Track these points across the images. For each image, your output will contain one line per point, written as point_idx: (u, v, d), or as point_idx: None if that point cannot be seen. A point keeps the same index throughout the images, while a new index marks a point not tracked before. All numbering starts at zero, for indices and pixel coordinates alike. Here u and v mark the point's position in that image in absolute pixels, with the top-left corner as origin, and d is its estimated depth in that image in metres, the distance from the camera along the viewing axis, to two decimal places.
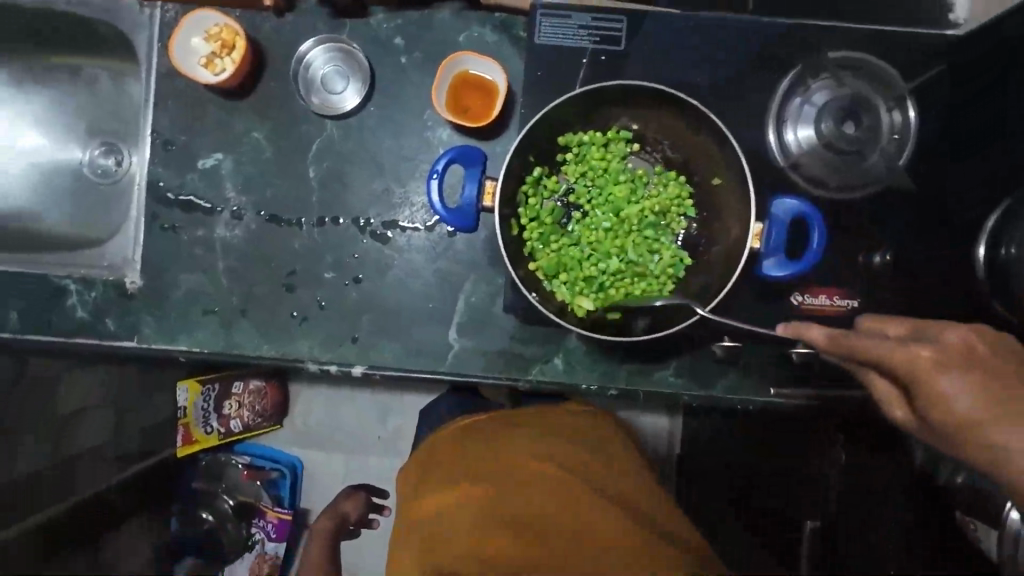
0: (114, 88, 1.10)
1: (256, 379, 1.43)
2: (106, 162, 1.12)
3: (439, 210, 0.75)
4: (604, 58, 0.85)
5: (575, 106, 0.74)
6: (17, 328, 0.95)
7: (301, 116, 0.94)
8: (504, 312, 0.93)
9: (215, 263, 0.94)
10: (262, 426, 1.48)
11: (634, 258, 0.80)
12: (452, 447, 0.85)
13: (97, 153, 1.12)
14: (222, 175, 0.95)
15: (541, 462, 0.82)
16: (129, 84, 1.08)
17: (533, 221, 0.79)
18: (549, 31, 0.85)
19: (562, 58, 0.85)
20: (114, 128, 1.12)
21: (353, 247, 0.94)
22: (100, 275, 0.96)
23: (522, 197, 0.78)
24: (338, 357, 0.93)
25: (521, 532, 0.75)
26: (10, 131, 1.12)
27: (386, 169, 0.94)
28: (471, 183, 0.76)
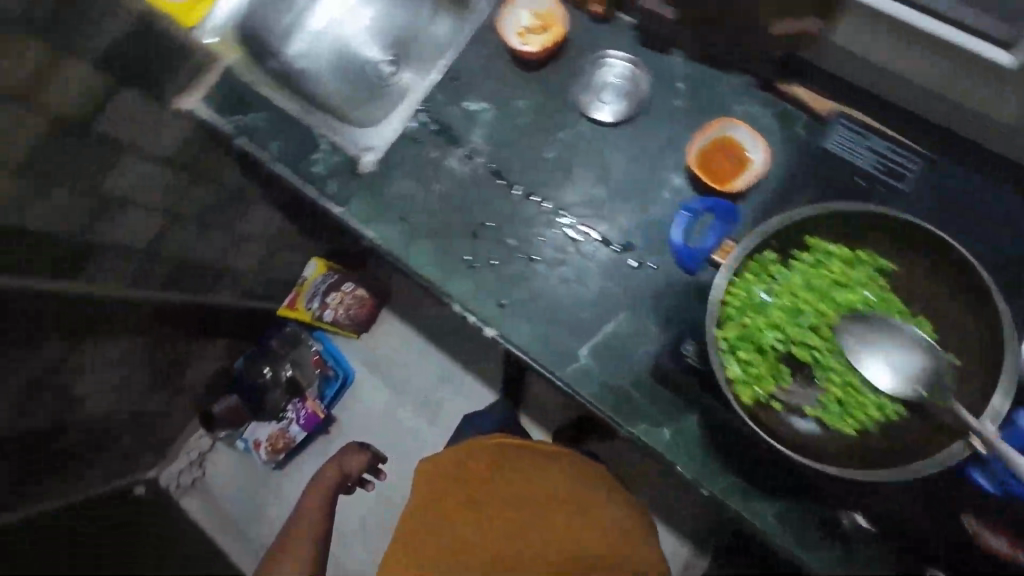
0: (430, 25, 1.32)
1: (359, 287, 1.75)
2: (389, 73, 1.34)
3: (676, 244, 0.90)
4: (878, 188, 0.89)
5: (831, 219, 0.79)
6: (270, 156, 1.15)
7: (565, 105, 1.03)
8: (640, 357, 0.93)
9: (431, 184, 1.06)
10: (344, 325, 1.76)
11: (829, 377, 0.75)
12: (490, 466, 1.08)
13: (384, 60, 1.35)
14: (477, 120, 1.06)
15: (560, 511, 1.06)
16: (443, 28, 1.30)
17: (744, 292, 0.78)
18: (840, 140, 0.92)
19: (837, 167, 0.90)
20: (407, 48, 1.34)
21: (546, 231, 1.00)
22: (347, 147, 1.11)
23: (744, 266, 0.79)
24: (482, 311, 1.00)
25: (526, 558, 1.02)
26: (339, 15, 1.38)
27: (610, 183, 1.00)
28: (713, 237, 0.90)
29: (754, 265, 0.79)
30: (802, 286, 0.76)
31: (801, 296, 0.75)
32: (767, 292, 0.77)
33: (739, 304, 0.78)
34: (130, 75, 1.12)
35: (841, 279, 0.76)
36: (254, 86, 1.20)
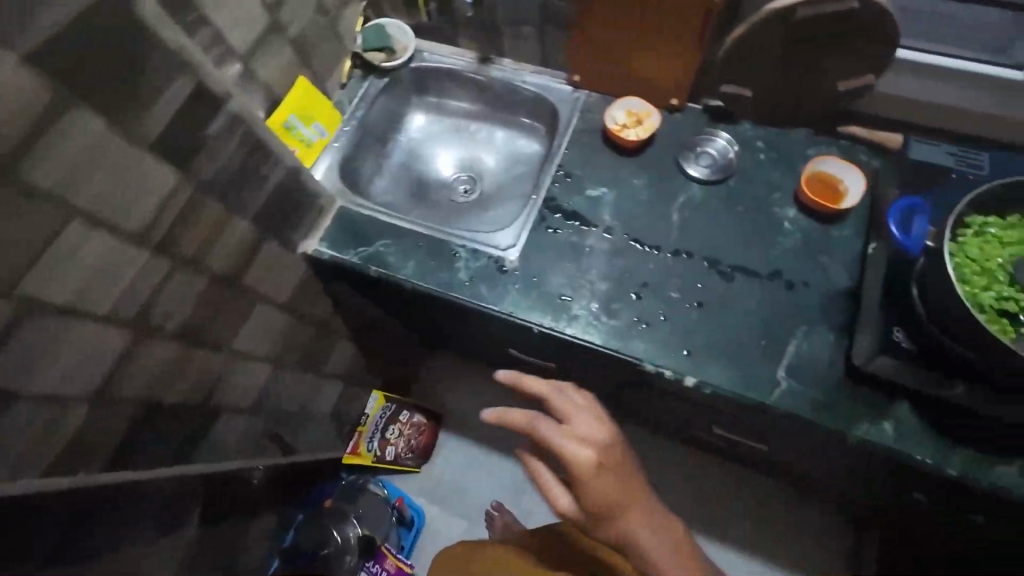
0: (501, 147, 1.55)
1: (416, 419, 2.03)
2: (464, 188, 1.54)
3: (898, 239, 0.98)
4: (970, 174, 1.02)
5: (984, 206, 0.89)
6: (410, 274, 1.20)
7: (673, 176, 1.22)
8: (835, 364, 1.02)
9: (580, 262, 1.16)
10: (408, 460, 1.99)
11: None
12: None
13: (459, 176, 1.56)
14: (602, 204, 1.21)
15: None
16: (514, 148, 1.53)
17: (978, 293, 0.82)
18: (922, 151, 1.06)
19: (932, 174, 1.03)
20: (477, 163, 1.56)
21: (700, 278, 1.13)
22: (487, 252, 1.20)
23: (959, 274, 0.83)
24: (673, 364, 1.05)
25: None
26: (410, 142, 1.56)
27: (741, 228, 1.16)
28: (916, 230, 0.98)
29: (963, 268, 0.84)
30: (998, 274, 0.82)
31: (1010, 273, 0.82)
32: (1010, 253, 0.83)
33: (980, 305, 0.82)
34: (276, 228, 1.13)
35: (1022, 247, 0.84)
36: (374, 218, 1.28)
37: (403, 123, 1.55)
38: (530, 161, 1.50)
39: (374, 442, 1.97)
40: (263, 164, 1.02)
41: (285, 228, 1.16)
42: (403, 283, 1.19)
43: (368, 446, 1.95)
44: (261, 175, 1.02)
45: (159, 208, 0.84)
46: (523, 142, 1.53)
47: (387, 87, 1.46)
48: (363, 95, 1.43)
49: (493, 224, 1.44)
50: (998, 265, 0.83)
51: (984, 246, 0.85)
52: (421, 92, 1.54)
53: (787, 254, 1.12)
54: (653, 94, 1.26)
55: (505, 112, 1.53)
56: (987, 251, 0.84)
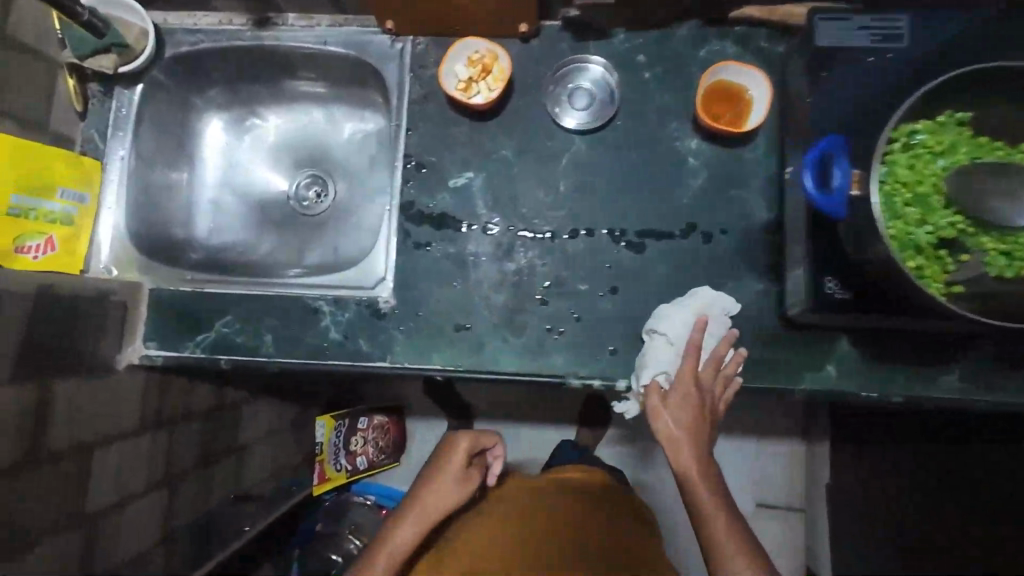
0: (337, 129, 1.21)
1: (379, 418, 1.65)
2: (309, 194, 1.23)
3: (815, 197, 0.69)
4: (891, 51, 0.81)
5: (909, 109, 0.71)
6: (270, 352, 0.96)
7: (548, 132, 0.96)
8: (769, 316, 0.91)
9: (466, 277, 0.95)
10: (384, 462, 1.67)
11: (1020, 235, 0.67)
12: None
13: (302, 184, 1.23)
14: (473, 193, 0.96)
15: None
16: (353, 126, 1.20)
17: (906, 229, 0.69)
18: (830, 31, 0.83)
19: (847, 58, 0.82)
20: (318, 161, 1.23)
21: (607, 257, 0.94)
22: (353, 296, 0.96)
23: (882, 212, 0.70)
24: (599, 370, 0.92)
25: None
26: (215, 152, 1.18)
27: (642, 178, 0.95)
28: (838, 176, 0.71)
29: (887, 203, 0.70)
30: (928, 199, 0.68)
31: (942, 196, 0.68)
32: (945, 165, 0.69)
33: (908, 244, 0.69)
34: (65, 367, 0.84)
35: (957, 154, 0.69)
36: (199, 292, 0.99)
37: (199, 137, 1.16)
38: (377, 143, 1.18)
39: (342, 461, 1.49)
40: None
41: (80, 356, 0.87)
42: (266, 366, 0.96)
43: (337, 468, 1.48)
44: None
45: None
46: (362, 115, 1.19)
47: (146, 99, 1.06)
48: (117, 122, 1.05)
49: (362, 238, 1.17)
50: (927, 189, 0.68)
51: (912, 166, 0.69)
52: (202, 86, 1.13)
53: (698, 197, 0.94)
54: (495, 24, 0.94)
55: (308, 86, 1.17)
56: (915, 173, 0.69)
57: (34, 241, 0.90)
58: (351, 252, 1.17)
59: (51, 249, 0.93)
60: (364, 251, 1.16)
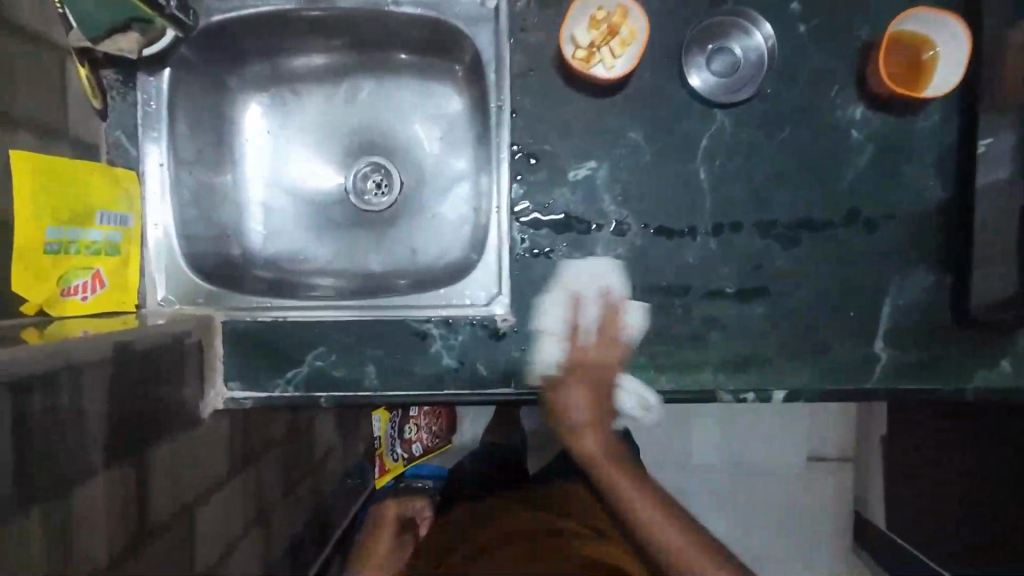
0: (401, 108, 1.02)
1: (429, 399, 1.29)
2: (370, 186, 1.05)
3: None
4: None
5: None
6: (374, 384, 0.84)
7: (685, 108, 0.80)
8: (941, 311, 0.81)
9: (596, 286, 0.82)
10: (440, 445, 1.33)
11: None
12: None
13: (360, 176, 1.05)
14: (598, 186, 0.82)
15: None
16: (421, 104, 1.02)
17: None
18: None
19: None
20: (376, 148, 1.05)
21: (756, 253, 0.82)
22: (464, 316, 0.83)
23: None
24: (751, 383, 0.83)
25: None
26: (256, 143, 0.99)
27: (797, 160, 0.81)
28: None
29: None
30: None
31: None
32: None
33: None
34: (153, 429, 0.72)
35: None
36: (279, 321, 0.85)
37: (238, 130, 0.97)
38: (452, 124, 1.01)
39: (398, 450, 1.29)
40: (61, 399, 0.57)
41: (167, 415, 0.75)
42: (371, 402, 0.84)
43: (394, 458, 1.29)
44: (73, 412, 0.59)
45: None
46: (431, 90, 1.00)
47: (174, 88, 0.88)
48: (147, 121, 0.86)
49: (445, 238, 1.02)
50: None
51: None
52: (237, 65, 0.94)
53: (863, 179, 0.81)
54: None
55: (323, 55, 0.98)
56: None
57: (79, 280, 0.75)
58: (433, 254, 1.02)
59: (100, 286, 0.78)
60: (450, 253, 1.01)
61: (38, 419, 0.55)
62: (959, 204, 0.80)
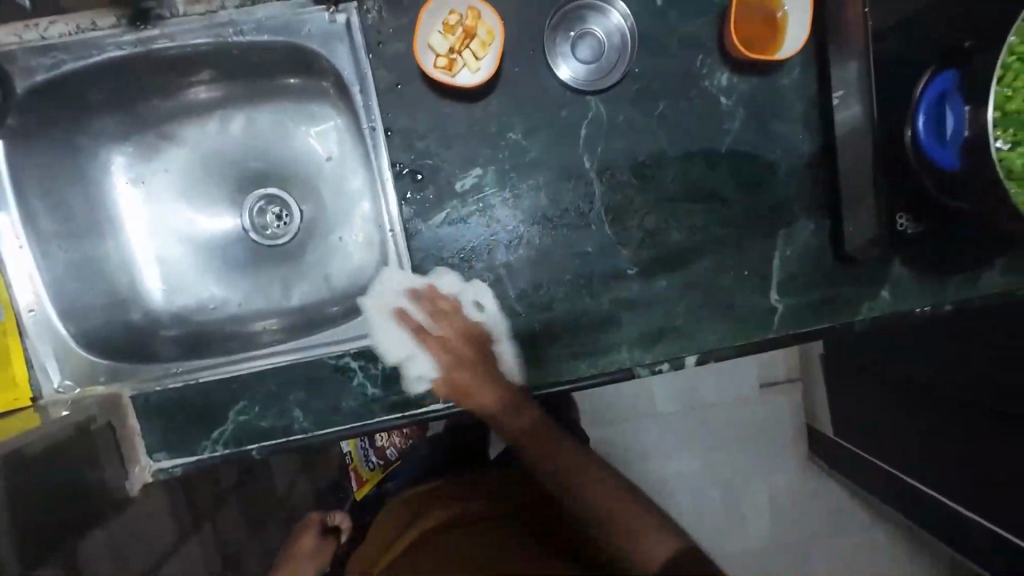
0: (282, 135, 0.98)
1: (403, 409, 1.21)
2: (269, 220, 1.01)
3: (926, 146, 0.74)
4: None
5: None
6: (305, 427, 0.84)
7: (559, 99, 0.80)
8: (826, 254, 0.87)
9: (504, 291, 0.83)
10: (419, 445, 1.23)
11: None
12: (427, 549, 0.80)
13: (255, 213, 1.01)
14: (488, 192, 0.81)
15: None
16: (302, 128, 0.97)
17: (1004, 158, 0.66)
18: None
19: None
20: (266, 181, 1.00)
21: (650, 229, 0.85)
22: (379, 343, 0.83)
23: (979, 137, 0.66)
24: (664, 353, 0.87)
25: None
26: (132, 199, 0.93)
27: (675, 134, 0.83)
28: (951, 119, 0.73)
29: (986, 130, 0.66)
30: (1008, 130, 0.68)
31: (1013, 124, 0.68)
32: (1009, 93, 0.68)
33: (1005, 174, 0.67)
34: None
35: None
36: (191, 384, 0.82)
37: (108, 191, 0.91)
38: (339, 143, 0.97)
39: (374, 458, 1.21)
40: None
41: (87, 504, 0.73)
42: (306, 444, 0.84)
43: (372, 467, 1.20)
44: None
45: None
46: (310, 111, 0.96)
47: (15, 158, 0.80)
48: None
49: (356, 260, 1.00)
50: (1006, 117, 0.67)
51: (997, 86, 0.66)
52: (85, 120, 0.87)
53: (738, 143, 0.84)
54: None
55: (207, 90, 0.92)
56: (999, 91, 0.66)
57: None
58: (347, 278, 1.00)
59: None
60: (364, 274, 0.99)
61: None
62: (826, 152, 0.84)
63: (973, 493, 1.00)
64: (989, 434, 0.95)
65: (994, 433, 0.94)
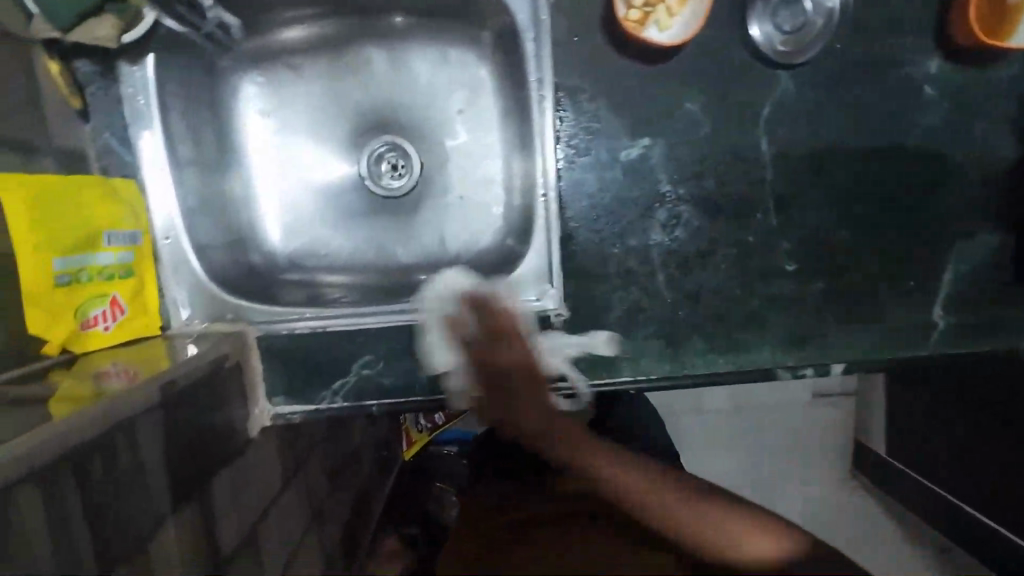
0: (418, 79, 0.92)
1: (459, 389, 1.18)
2: (385, 169, 0.95)
3: None
4: None
5: None
6: (427, 390, 0.81)
7: (749, 71, 0.73)
8: (1003, 273, 0.79)
9: (652, 274, 0.78)
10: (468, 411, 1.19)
11: None
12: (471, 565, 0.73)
13: (373, 159, 0.94)
14: (653, 165, 0.75)
15: None
16: (440, 74, 0.91)
17: None
18: None
19: None
20: (385, 128, 0.94)
21: (818, 223, 0.77)
22: (516, 312, 0.79)
23: None
24: (809, 358, 0.81)
25: None
26: (261, 132, 0.89)
27: (865, 123, 0.75)
28: None
29: None
30: None
31: None
32: None
33: None
34: (206, 464, 0.67)
35: None
36: (319, 332, 0.80)
37: (236, 122, 0.87)
38: (476, 96, 0.91)
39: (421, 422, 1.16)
40: (123, 461, 0.53)
41: (219, 443, 0.71)
42: (426, 407, 0.81)
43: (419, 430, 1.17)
44: (135, 469, 0.54)
45: None
46: (451, 57, 0.90)
47: (163, 75, 0.76)
48: (136, 117, 0.76)
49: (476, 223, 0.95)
50: None
51: None
52: (226, 42, 0.83)
53: (932, 141, 0.76)
54: None
55: (304, 27, 0.86)
56: None
57: (98, 310, 0.69)
58: (463, 242, 0.95)
59: (120, 313, 0.72)
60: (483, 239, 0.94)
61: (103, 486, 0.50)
62: None
63: (988, 492, 0.95)
64: (1008, 436, 0.92)
65: (1011, 435, 0.91)
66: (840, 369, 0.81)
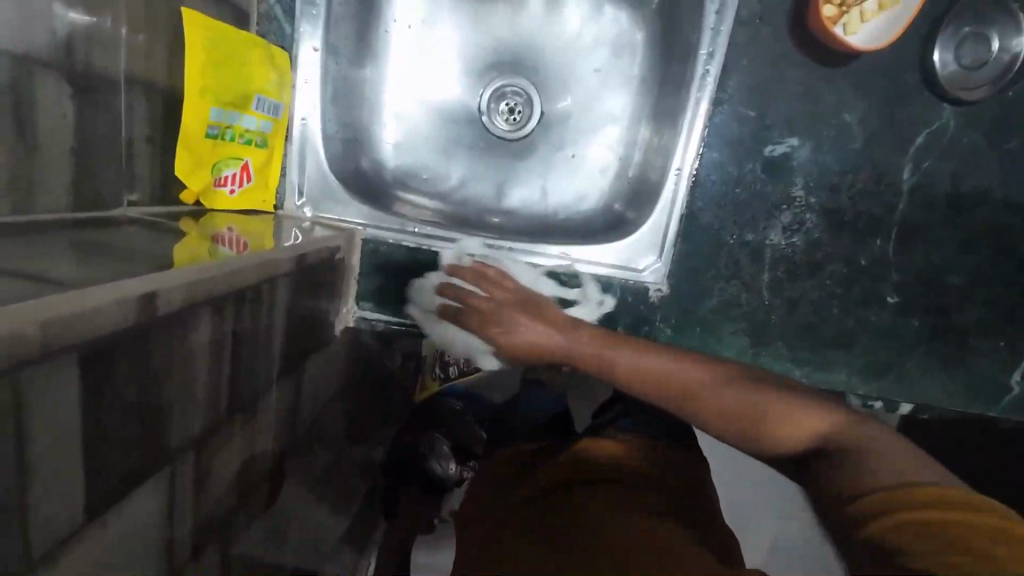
0: (567, 27, 0.90)
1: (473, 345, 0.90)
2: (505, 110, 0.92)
3: None
4: None
5: None
6: None
7: (913, 97, 0.73)
8: None
9: (758, 272, 0.79)
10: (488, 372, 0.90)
11: None
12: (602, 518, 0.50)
13: (495, 95, 0.91)
14: (793, 166, 0.75)
15: None
16: (590, 28, 0.90)
17: None
18: None
19: None
20: (518, 68, 0.92)
21: (932, 264, 0.78)
22: (616, 277, 0.80)
23: None
24: (882, 391, 0.82)
25: None
26: (400, 41, 0.87)
27: (1010, 178, 0.75)
28: None
29: None
30: None
31: None
32: None
33: None
34: (302, 344, 0.68)
35: None
36: None
37: (382, 25, 0.86)
38: (619, 57, 0.90)
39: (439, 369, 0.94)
40: (260, 316, 0.54)
41: (314, 329, 0.72)
42: None
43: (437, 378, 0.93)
44: (265, 327, 0.55)
45: (163, 544, 0.44)
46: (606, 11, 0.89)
47: None
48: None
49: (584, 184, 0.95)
50: None
51: None
52: None
53: None
54: None
55: None
56: None
57: (230, 171, 0.70)
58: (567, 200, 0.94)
59: (247, 180, 0.73)
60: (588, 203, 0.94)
61: (246, 332, 0.51)
62: None
63: None
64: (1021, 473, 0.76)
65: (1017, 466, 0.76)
66: (906, 409, 0.82)
